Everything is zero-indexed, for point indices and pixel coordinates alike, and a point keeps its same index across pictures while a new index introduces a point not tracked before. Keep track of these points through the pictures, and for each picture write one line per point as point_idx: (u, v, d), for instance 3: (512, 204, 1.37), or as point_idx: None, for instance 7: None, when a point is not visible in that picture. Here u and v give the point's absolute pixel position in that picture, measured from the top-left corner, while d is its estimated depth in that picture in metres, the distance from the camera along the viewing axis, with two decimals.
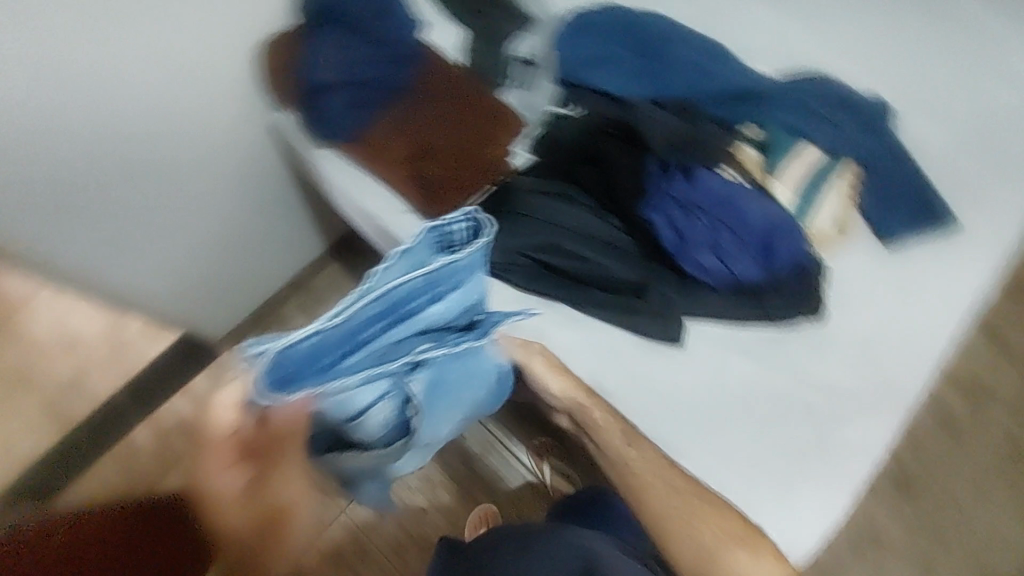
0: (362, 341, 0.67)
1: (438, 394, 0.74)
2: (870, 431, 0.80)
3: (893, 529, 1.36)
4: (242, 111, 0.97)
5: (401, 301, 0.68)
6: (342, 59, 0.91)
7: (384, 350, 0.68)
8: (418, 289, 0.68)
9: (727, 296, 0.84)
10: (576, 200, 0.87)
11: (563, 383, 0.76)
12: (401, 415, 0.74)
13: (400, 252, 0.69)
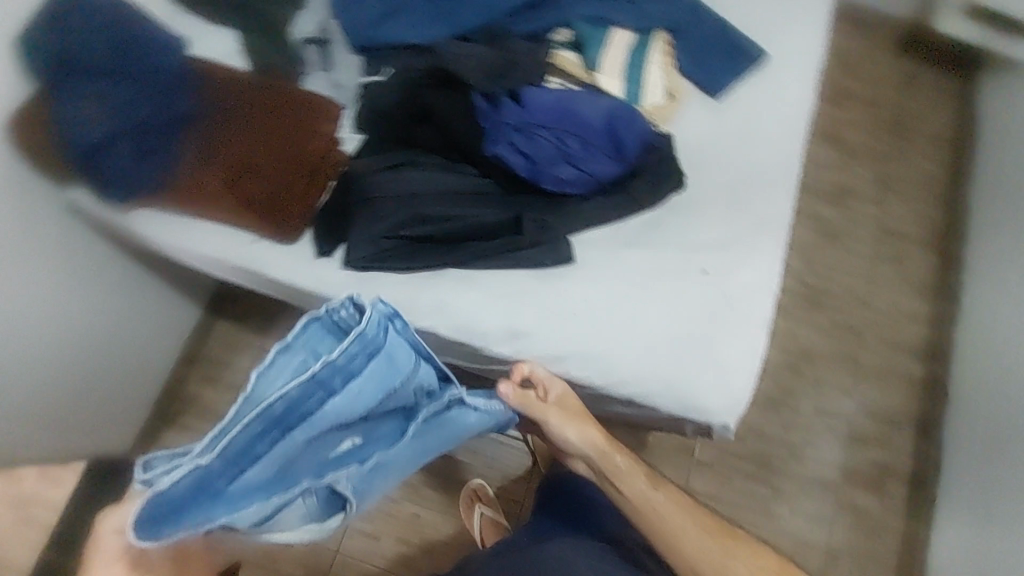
0: (257, 457, 0.55)
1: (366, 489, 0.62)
2: (762, 267, 0.87)
3: (801, 338, 1.56)
4: (23, 206, 0.81)
5: (292, 406, 0.57)
6: (103, 110, 0.74)
7: (284, 462, 0.56)
8: (306, 389, 0.57)
9: (597, 199, 0.85)
10: (421, 163, 0.85)
11: (581, 432, 0.78)
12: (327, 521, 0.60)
13: (280, 348, 0.59)
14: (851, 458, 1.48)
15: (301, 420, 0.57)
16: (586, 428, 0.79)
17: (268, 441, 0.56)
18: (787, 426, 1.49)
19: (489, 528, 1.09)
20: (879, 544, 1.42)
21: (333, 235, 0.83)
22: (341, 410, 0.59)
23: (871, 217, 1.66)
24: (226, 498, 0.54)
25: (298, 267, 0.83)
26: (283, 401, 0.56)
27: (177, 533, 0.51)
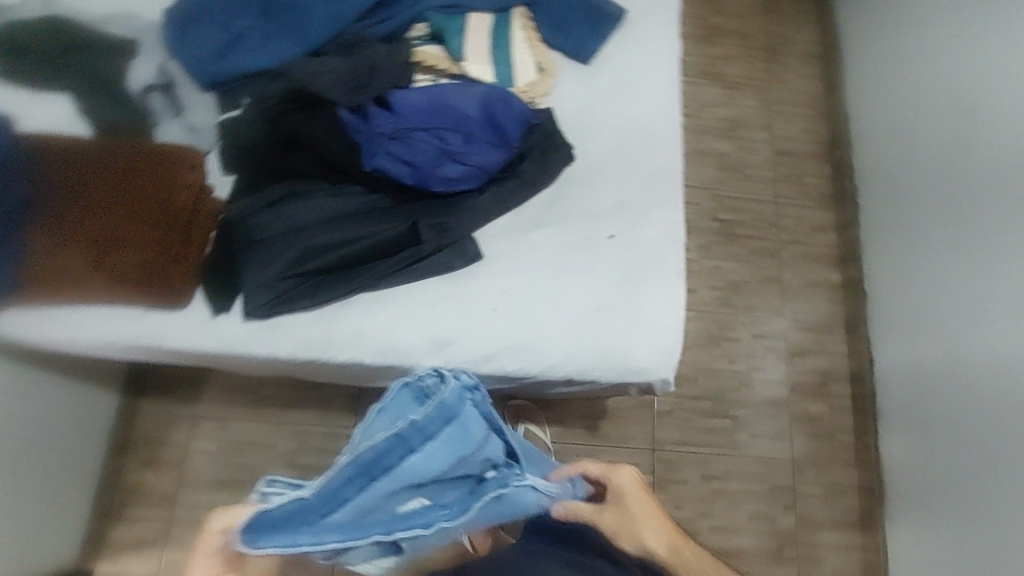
0: (346, 500, 0.62)
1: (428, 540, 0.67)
2: (665, 219, 0.88)
3: (727, 272, 1.63)
4: None
5: (381, 460, 0.64)
6: None
7: (369, 508, 0.63)
8: (394, 445, 0.65)
9: (491, 190, 0.84)
10: (303, 192, 0.80)
11: (649, 539, 0.67)
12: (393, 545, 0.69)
13: (378, 407, 0.73)
14: (795, 372, 1.57)
15: (384, 472, 0.65)
16: (645, 533, 0.68)
17: (355, 487, 0.62)
18: (733, 357, 1.55)
19: None
20: (835, 443, 1.53)
21: (225, 288, 0.77)
22: (420, 467, 0.67)
23: (764, 143, 1.74)
24: (314, 530, 0.59)
25: (198, 329, 0.77)
26: (372, 451, 0.63)
27: (271, 547, 0.56)
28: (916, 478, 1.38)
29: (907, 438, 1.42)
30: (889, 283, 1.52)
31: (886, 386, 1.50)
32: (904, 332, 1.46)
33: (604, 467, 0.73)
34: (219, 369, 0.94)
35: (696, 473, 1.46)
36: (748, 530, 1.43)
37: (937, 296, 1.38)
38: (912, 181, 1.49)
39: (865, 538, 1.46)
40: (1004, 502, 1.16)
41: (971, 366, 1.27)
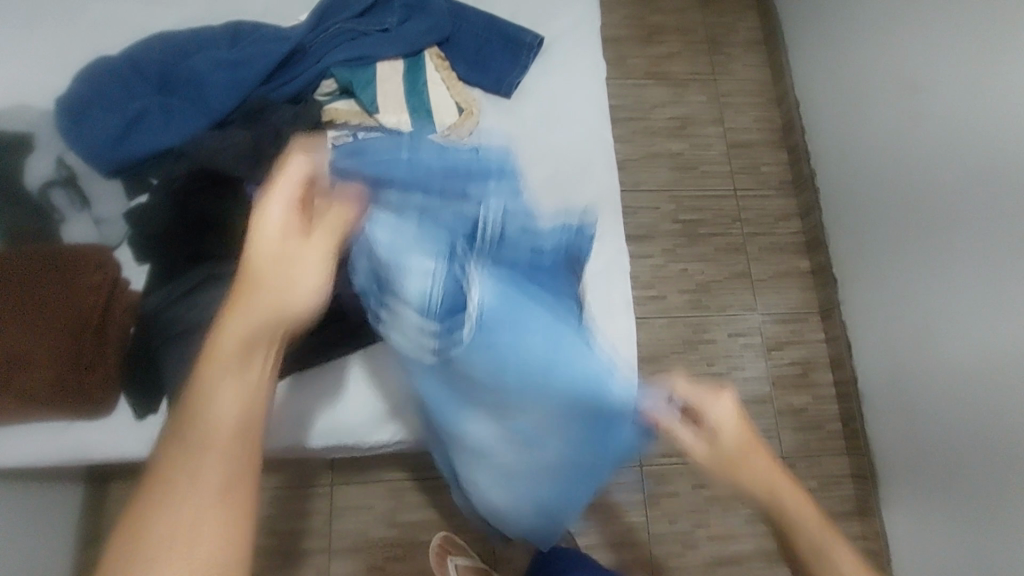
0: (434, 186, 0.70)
1: (508, 309, 0.61)
2: (605, 253, 0.86)
3: (695, 273, 1.60)
4: None
5: (463, 161, 0.72)
6: None
7: (453, 213, 0.67)
8: (471, 155, 0.72)
9: None
10: (219, 275, 0.76)
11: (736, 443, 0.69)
12: (458, 294, 0.62)
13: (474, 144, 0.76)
14: (775, 366, 1.54)
15: (470, 167, 0.71)
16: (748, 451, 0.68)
17: (437, 181, 0.70)
18: (710, 359, 1.53)
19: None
20: (823, 434, 1.51)
21: (149, 391, 0.74)
22: (495, 198, 0.69)
23: (717, 138, 1.72)
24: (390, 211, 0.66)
25: (129, 436, 0.74)
26: (458, 155, 0.72)
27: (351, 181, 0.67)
28: (905, 460, 1.36)
29: (892, 421, 1.40)
30: (856, 267, 1.51)
31: (865, 370, 1.48)
32: (876, 313, 1.45)
33: (703, 391, 0.70)
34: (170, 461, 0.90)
35: (688, 484, 1.42)
36: (746, 535, 1.41)
37: (902, 275, 1.36)
38: (864, 162, 1.47)
39: (863, 527, 1.44)
40: (994, 480, 1.15)
41: (945, 344, 1.26)
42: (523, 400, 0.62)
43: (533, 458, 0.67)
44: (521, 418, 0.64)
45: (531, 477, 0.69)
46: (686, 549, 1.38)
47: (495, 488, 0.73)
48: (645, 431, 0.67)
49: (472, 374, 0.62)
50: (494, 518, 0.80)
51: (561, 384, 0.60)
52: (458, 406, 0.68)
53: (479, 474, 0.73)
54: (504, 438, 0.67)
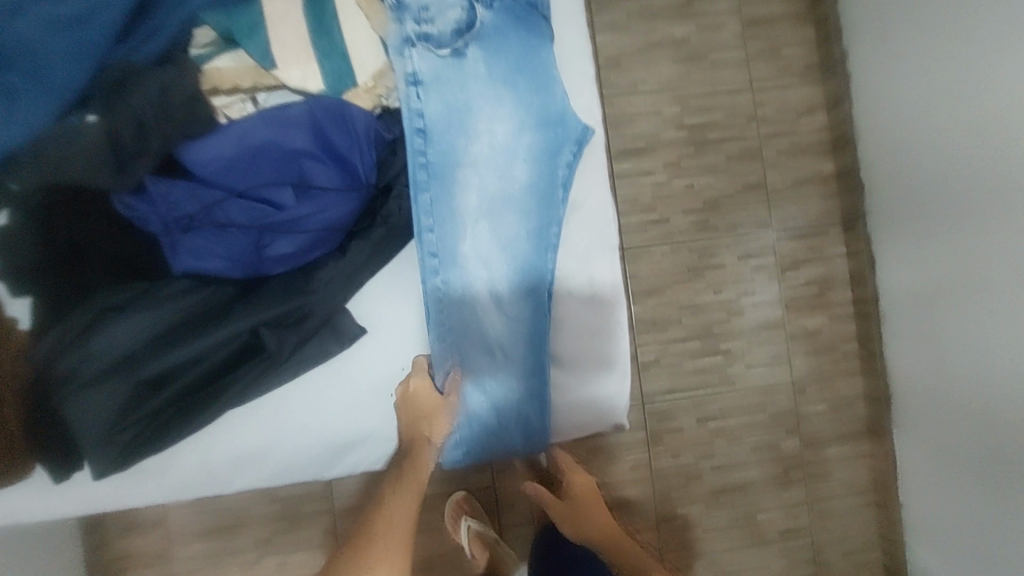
0: None
1: (486, 53, 0.66)
2: (590, 226, 0.70)
3: (704, 188, 1.38)
4: None
5: None
6: None
7: None
8: None
9: (354, 249, 0.64)
10: (116, 310, 0.62)
11: None
12: (439, 40, 0.65)
13: None
14: (790, 287, 1.40)
15: None
16: None
17: None
18: (718, 287, 1.38)
19: (476, 540, 1.06)
20: (837, 355, 1.41)
21: (57, 454, 0.63)
22: None
23: (729, 17, 1.40)
24: None
25: (49, 498, 0.65)
26: None
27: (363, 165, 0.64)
28: (921, 383, 1.25)
29: (910, 345, 1.27)
30: (886, 171, 1.28)
31: (888, 289, 1.32)
32: (903, 227, 1.26)
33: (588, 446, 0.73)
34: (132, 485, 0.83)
35: (691, 417, 1.37)
36: (752, 462, 1.38)
37: (938, 184, 1.15)
38: (902, 38, 1.17)
39: (873, 445, 1.40)
40: (1011, 420, 1.03)
41: (978, 270, 1.08)
42: (513, 113, 0.67)
43: (497, 206, 0.68)
44: (509, 123, 0.67)
45: (515, 218, 0.68)
46: (689, 481, 1.37)
47: (482, 254, 0.67)
48: (592, 161, 0.70)
49: (429, 134, 0.65)
50: (484, 362, 0.67)
51: (542, 119, 0.68)
52: (424, 166, 0.65)
53: (461, 236, 0.67)
54: (487, 172, 0.67)
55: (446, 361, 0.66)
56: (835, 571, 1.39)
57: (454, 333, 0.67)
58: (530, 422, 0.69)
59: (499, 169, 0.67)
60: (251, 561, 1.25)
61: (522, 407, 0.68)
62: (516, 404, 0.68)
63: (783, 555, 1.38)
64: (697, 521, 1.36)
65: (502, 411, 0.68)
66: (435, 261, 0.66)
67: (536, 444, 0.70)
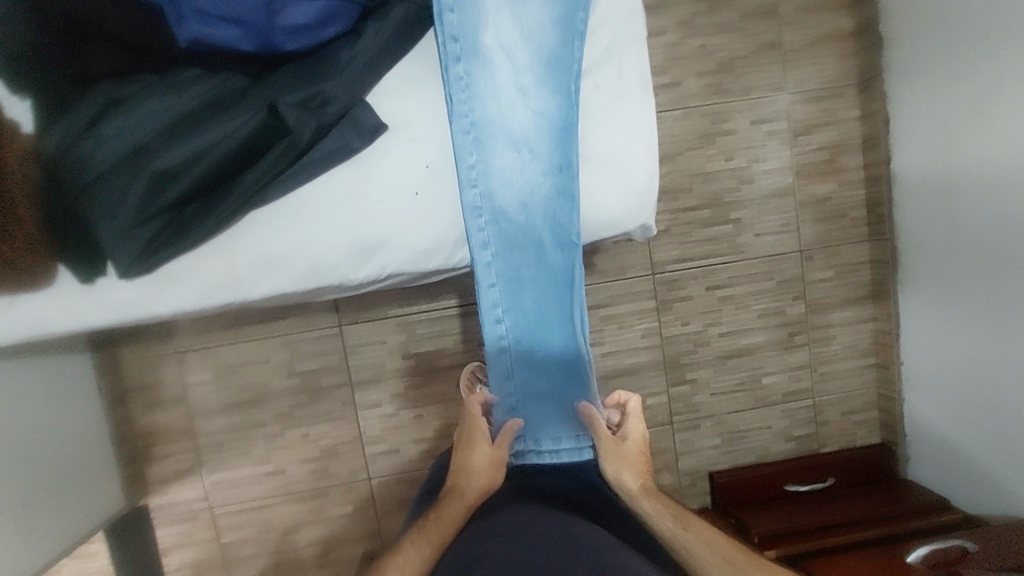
0: None
1: None
2: (615, 15, 0.66)
3: (717, 48, 1.31)
4: None
5: None
6: None
7: None
8: None
9: (371, 29, 0.60)
10: (125, 96, 0.59)
11: (634, 471, 0.74)
12: None
13: None
14: (802, 152, 1.37)
15: None
16: (628, 471, 0.74)
17: None
18: (730, 154, 1.35)
19: None
20: (845, 222, 1.40)
21: (81, 254, 0.62)
22: None
23: None
24: None
25: (77, 305, 0.64)
26: None
27: None
28: (930, 242, 1.25)
29: (921, 203, 1.26)
30: (908, 20, 1.21)
31: (902, 149, 1.28)
32: (924, 78, 1.20)
33: (631, 456, 0.75)
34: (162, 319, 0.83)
35: (700, 286, 1.38)
36: (758, 327, 1.41)
37: (962, 25, 1.09)
38: None
39: (876, 309, 1.42)
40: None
41: (1005, 111, 1.03)
42: None
43: None
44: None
45: (539, 3, 0.64)
46: (697, 347, 1.40)
47: (505, 42, 0.65)
48: None
49: None
50: (511, 170, 0.67)
51: None
52: None
53: (483, 23, 0.64)
54: None
55: (470, 154, 0.65)
56: (833, 428, 1.46)
57: (480, 126, 0.65)
58: (558, 219, 0.68)
59: None
60: (276, 432, 1.28)
61: (570, 342, 0.74)
62: (563, 337, 0.74)
63: (785, 415, 1.44)
64: (705, 385, 1.41)
65: (549, 344, 0.74)
66: (457, 47, 0.63)
67: (582, 366, 0.76)
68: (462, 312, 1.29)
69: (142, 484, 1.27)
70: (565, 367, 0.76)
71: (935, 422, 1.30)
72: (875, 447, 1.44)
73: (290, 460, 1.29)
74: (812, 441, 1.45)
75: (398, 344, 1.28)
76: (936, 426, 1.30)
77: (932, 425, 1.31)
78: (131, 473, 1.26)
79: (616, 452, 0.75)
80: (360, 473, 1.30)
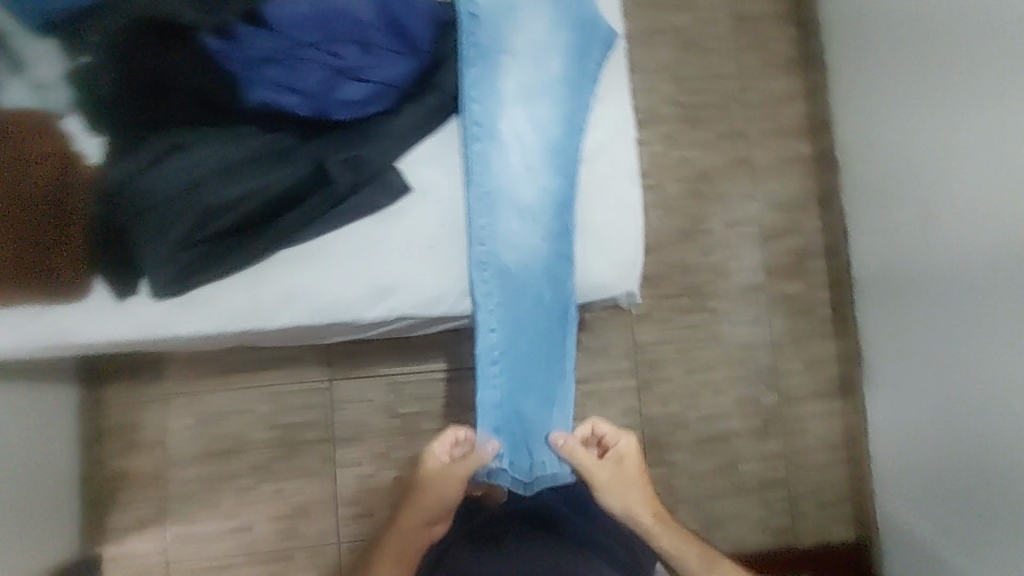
0: None
1: None
2: (613, 116, 0.79)
3: (695, 159, 1.49)
4: None
5: None
6: None
7: None
8: None
9: (407, 110, 0.73)
10: (190, 144, 0.68)
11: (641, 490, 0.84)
12: None
13: None
14: (770, 253, 1.50)
15: None
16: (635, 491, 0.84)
17: None
18: (707, 250, 1.48)
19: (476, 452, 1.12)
20: (814, 321, 1.51)
21: (120, 272, 0.69)
22: None
23: (722, 10, 1.50)
24: None
25: (105, 321, 0.70)
26: None
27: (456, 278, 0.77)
28: (889, 342, 1.35)
29: (878, 306, 1.38)
30: (855, 150, 1.39)
31: (859, 257, 1.43)
32: (873, 200, 1.36)
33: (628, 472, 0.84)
34: (175, 348, 0.88)
35: (679, 368, 1.45)
36: (734, 413, 1.46)
37: (896, 161, 1.26)
38: (873, 35, 1.28)
39: (845, 404, 1.49)
40: (969, 374, 1.11)
41: (943, 226, 1.16)
42: (552, 13, 0.77)
43: (535, 89, 0.77)
44: (545, 23, 0.77)
45: (549, 102, 0.77)
46: (676, 429, 1.44)
47: (518, 124, 0.77)
48: (618, 58, 0.80)
49: (478, 22, 0.75)
50: (514, 228, 0.77)
51: (576, 19, 0.78)
52: (469, 51, 0.75)
53: (502, 113, 0.76)
54: (528, 58, 0.77)
55: (481, 219, 0.75)
56: (809, 521, 1.46)
57: (493, 195, 0.76)
58: (553, 281, 0.77)
59: (537, 58, 0.77)
60: (250, 485, 1.26)
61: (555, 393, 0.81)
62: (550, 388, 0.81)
63: (761, 504, 1.45)
64: (682, 468, 1.43)
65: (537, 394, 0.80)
66: (478, 129, 0.75)
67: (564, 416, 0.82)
68: (451, 376, 1.33)
69: (101, 532, 1.22)
70: (545, 417, 0.82)
71: (905, 519, 1.32)
72: (851, 544, 1.44)
73: (259, 517, 1.26)
74: (788, 534, 1.45)
75: (384, 404, 1.30)
76: (906, 524, 1.32)
77: (903, 523, 1.33)
78: (91, 519, 1.22)
79: (616, 473, 0.84)
80: (330, 537, 1.27)
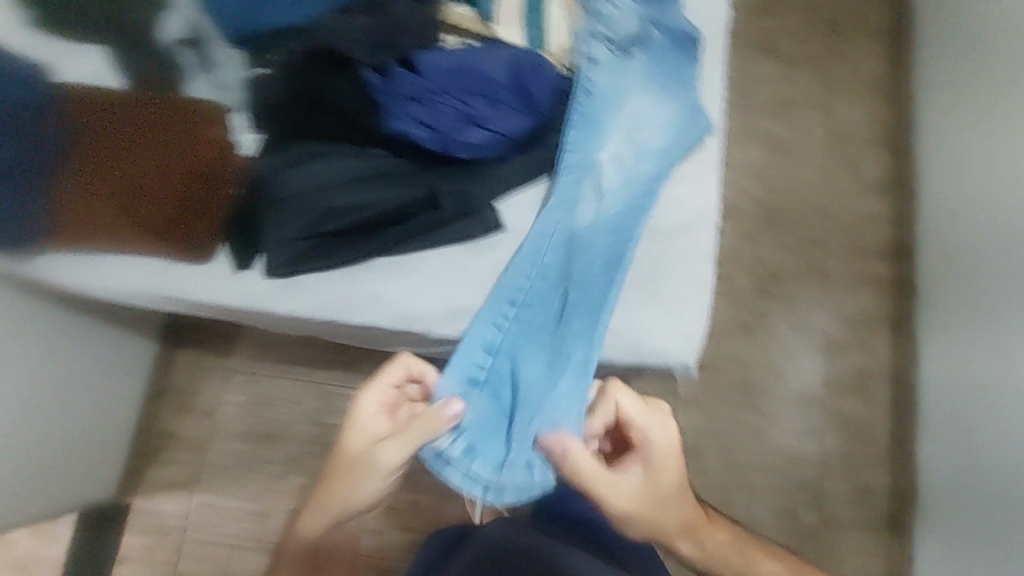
0: None
1: (653, 61, 0.85)
2: (698, 201, 0.85)
3: (768, 258, 1.48)
4: None
5: None
6: None
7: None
8: None
9: (515, 160, 0.82)
10: (329, 154, 0.79)
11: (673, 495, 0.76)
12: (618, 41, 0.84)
13: None
14: (836, 367, 1.43)
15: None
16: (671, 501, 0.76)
17: None
18: (766, 348, 1.44)
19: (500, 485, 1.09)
20: (869, 451, 1.40)
21: (247, 247, 0.81)
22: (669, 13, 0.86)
23: (818, 122, 1.51)
24: None
25: (222, 285, 0.82)
26: None
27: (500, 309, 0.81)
28: (950, 488, 1.25)
29: (943, 447, 1.29)
30: (941, 280, 1.35)
31: (928, 390, 1.35)
32: (951, 334, 1.30)
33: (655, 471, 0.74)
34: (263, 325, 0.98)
35: (716, 461, 1.40)
36: (767, 524, 1.38)
37: (982, 298, 1.22)
38: (973, 170, 1.27)
39: (892, 544, 1.36)
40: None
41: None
42: (654, 109, 0.84)
43: (618, 167, 0.83)
44: (668, 97, 0.85)
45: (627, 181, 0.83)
46: None
47: (612, 162, 0.83)
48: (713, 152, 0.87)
49: (588, 95, 0.82)
50: (580, 237, 0.82)
51: (673, 121, 0.84)
52: (572, 117, 0.82)
53: (583, 176, 0.82)
54: (621, 138, 0.83)
55: (536, 263, 0.81)
56: None
57: (553, 244, 0.81)
58: (615, 340, 0.81)
59: (629, 141, 0.84)
60: (277, 473, 1.31)
61: None
62: None
63: None
64: None
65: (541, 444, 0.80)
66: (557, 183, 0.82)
67: None
68: None
69: (139, 483, 1.30)
70: (545, 385, 0.79)
71: None
72: None
73: (276, 506, 1.30)
74: None
75: None
76: None
77: None
78: (134, 469, 1.30)
79: (643, 479, 0.74)
80: None
